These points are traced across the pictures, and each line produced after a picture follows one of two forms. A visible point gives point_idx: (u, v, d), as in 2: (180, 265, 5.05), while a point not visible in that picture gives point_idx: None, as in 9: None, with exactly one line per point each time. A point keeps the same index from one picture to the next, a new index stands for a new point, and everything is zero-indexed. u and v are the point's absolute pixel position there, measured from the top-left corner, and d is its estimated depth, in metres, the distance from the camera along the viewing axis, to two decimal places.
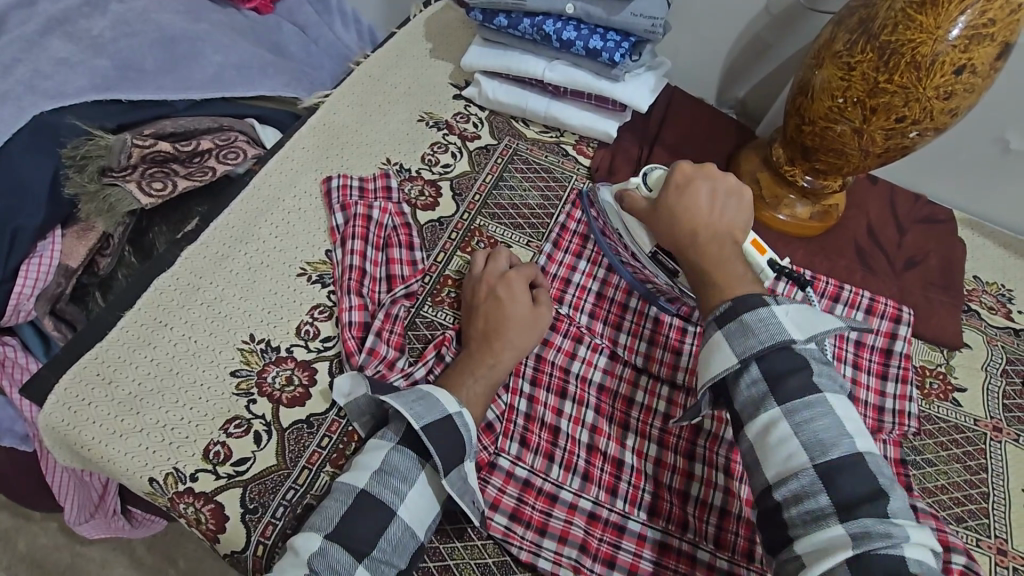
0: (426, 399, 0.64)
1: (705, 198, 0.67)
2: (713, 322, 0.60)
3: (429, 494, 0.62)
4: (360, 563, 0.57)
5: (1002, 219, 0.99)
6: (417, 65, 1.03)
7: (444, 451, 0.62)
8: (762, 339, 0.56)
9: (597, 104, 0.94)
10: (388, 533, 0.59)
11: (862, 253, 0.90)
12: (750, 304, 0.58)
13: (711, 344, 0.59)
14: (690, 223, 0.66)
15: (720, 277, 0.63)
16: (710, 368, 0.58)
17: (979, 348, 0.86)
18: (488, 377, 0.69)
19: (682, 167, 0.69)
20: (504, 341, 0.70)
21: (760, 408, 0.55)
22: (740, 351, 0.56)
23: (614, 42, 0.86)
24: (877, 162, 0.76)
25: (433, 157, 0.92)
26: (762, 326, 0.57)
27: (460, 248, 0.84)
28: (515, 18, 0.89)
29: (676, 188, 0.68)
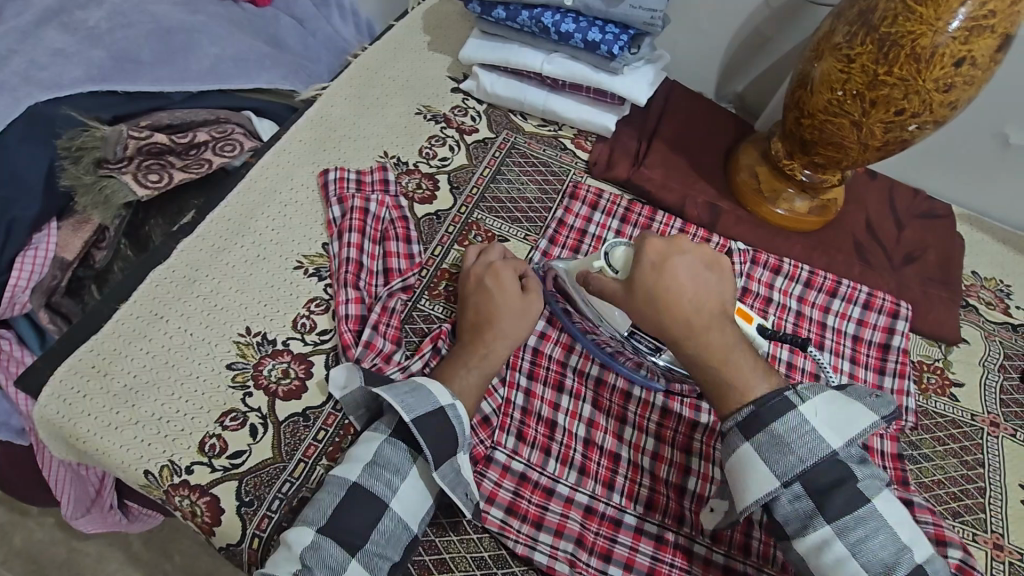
0: (418, 392, 0.64)
1: (686, 273, 0.62)
2: (738, 433, 0.58)
3: (422, 486, 0.62)
4: (352, 556, 0.57)
5: (1001, 214, 0.98)
6: (415, 58, 1.03)
7: (436, 443, 0.62)
8: (799, 455, 0.55)
9: (595, 97, 0.93)
10: (380, 525, 0.59)
11: (860, 247, 0.90)
12: (776, 411, 0.57)
13: (744, 461, 0.57)
14: (682, 313, 0.60)
15: (726, 373, 0.59)
16: (749, 491, 0.57)
17: (977, 343, 0.86)
18: (484, 370, 0.69)
19: (652, 243, 0.63)
20: (498, 333, 0.70)
21: (809, 525, 0.55)
22: (780, 472, 0.55)
23: (612, 35, 0.86)
24: (875, 156, 0.76)
25: (431, 150, 0.92)
26: (796, 437, 0.56)
27: (457, 242, 0.84)
28: (513, 10, 0.89)
29: (652, 269, 0.62)
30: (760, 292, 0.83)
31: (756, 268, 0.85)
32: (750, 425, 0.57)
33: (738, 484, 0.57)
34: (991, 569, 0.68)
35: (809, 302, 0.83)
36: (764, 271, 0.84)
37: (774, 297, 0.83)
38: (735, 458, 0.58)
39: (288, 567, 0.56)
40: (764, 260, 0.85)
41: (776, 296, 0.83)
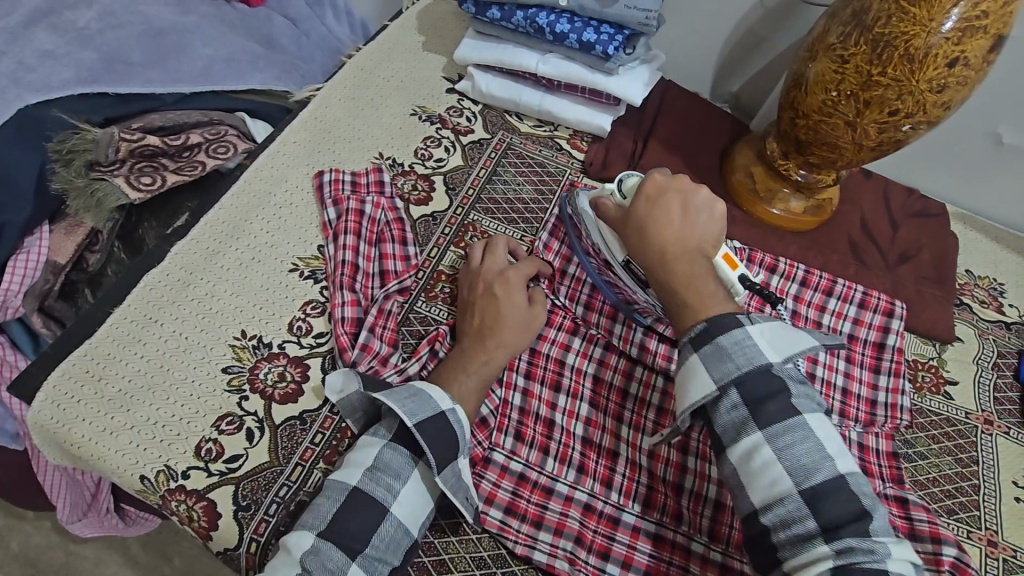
0: (418, 397, 0.63)
1: (677, 211, 0.64)
2: (687, 343, 0.59)
3: (423, 491, 0.62)
4: (352, 560, 0.56)
5: (994, 213, 0.99)
6: (409, 58, 1.02)
7: (437, 448, 0.61)
8: (738, 362, 0.56)
9: (591, 97, 0.93)
10: (381, 529, 0.58)
11: (855, 246, 0.90)
12: (724, 327, 0.57)
13: (686, 368, 0.58)
14: (659, 241, 0.63)
15: (687, 296, 0.60)
16: (689, 393, 0.58)
17: (971, 341, 0.86)
18: (482, 372, 0.69)
19: (654, 177, 0.66)
20: (500, 340, 0.70)
21: (742, 433, 0.55)
22: (719, 376, 0.56)
23: (607, 35, 0.85)
24: (870, 156, 0.76)
25: (426, 151, 0.91)
26: (738, 350, 0.56)
27: (454, 243, 0.84)
28: (508, 10, 0.89)
29: (647, 201, 0.65)
30: None
31: (752, 267, 0.85)
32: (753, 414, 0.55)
33: (680, 387, 0.59)
34: (987, 566, 0.69)
35: (805, 301, 0.84)
36: (760, 270, 0.85)
37: None
38: (681, 363, 0.59)
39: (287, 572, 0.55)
40: (760, 258, 0.85)
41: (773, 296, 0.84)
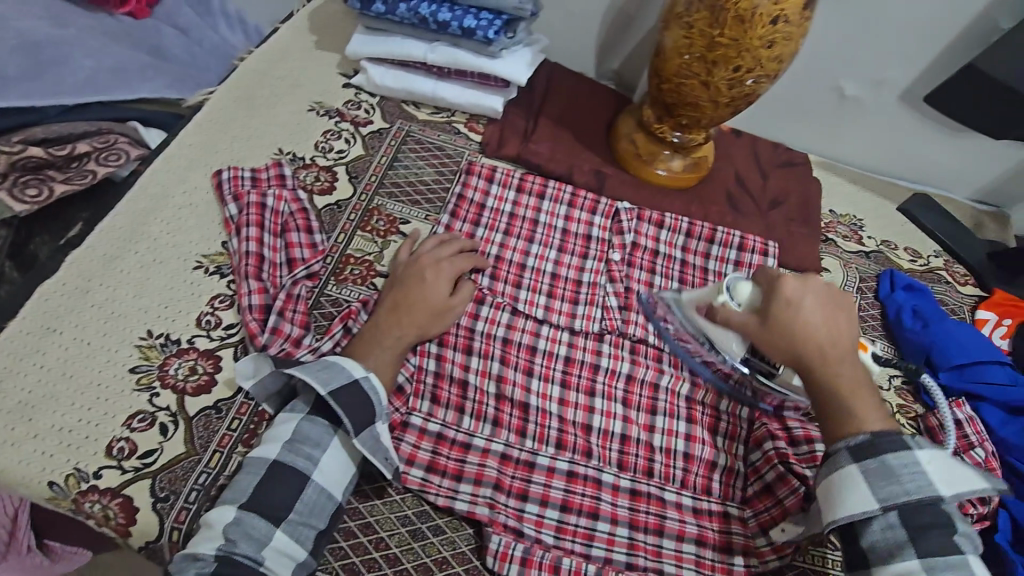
0: (330, 368, 0.66)
1: (817, 314, 0.67)
2: (844, 453, 0.60)
3: (344, 456, 0.65)
4: (277, 526, 0.59)
5: (850, 159, 1.12)
6: (303, 58, 1.05)
7: (352, 413, 0.64)
8: (905, 486, 0.57)
9: (481, 81, 0.99)
10: (304, 496, 0.61)
11: (731, 199, 1.00)
12: (892, 445, 0.58)
13: (846, 480, 0.59)
14: (817, 348, 0.65)
15: (854, 408, 0.62)
16: (845, 508, 0.58)
17: (836, 270, 0.98)
18: (398, 342, 0.72)
19: (787, 280, 0.70)
20: (417, 318, 0.74)
21: (896, 555, 0.56)
22: (882, 496, 0.57)
23: (487, 20, 0.91)
24: (727, 112, 0.85)
25: (327, 144, 0.94)
26: (909, 475, 0.57)
27: (360, 228, 0.87)
28: (392, 3, 0.93)
29: (787, 303, 0.68)
30: (648, 246, 0.92)
31: (642, 224, 0.93)
32: (873, 473, 0.58)
33: (833, 502, 0.59)
34: None
35: (691, 250, 0.93)
36: (649, 226, 0.93)
37: (661, 249, 0.92)
38: (838, 475, 0.59)
39: (211, 543, 0.57)
40: (648, 216, 0.94)
41: (663, 248, 0.92)
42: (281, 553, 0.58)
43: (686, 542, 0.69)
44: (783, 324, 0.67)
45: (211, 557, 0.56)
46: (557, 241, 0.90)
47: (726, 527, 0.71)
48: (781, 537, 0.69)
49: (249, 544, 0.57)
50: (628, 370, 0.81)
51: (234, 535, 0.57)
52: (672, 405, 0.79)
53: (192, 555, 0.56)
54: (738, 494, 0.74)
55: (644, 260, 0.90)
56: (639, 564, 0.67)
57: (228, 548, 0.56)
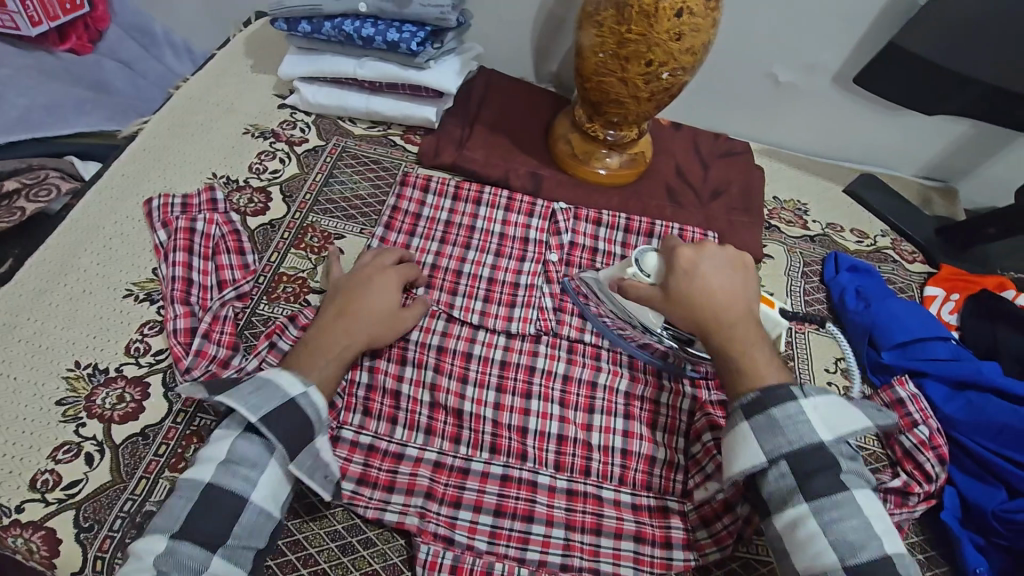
0: (264, 388, 0.62)
1: (714, 278, 0.70)
2: (737, 412, 0.62)
3: (284, 473, 0.62)
4: (214, 552, 0.56)
5: (793, 144, 1.13)
6: (240, 82, 1.06)
7: (286, 436, 0.61)
8: (788, 437, 0.59)
9: (413, 93, 1.00)
10: (242, 519, 0.58)
11: (671, 191, 1.01)
12: (780, 398, 0.61)
13: (737, 436, 0.61)
14: (715, 310, 0.67)
15: (748, 362, 0.65)
16: (738, 462, 0.60)
17: (779, 256, 0.97)
18: (343, 357, 0.70)
19: (685, 251, 0.72)
20: (364, 331, 0.72)
21: (788, 501, 0.58)
22: (768, 450, 0.59)
23: (410, 33, 0.92)
24: (651, 106, 0.86)
25: (261, 165, 0.95)
26: (791, 424, 0.59)
27: (294, 246, 0.87)
28: (316, 23, 0.94)
29: (686, 272, 0.71)
30: (586, 245, 0.91)
31: (580, 224, 0.93)
32: (760, 427, 0.60)
33: (728, 459, 0.61)
34: None
35: (632, 246, 0.92)
36: (587, 225, 0.93)
37: (600, 247, 0.92)
38: (732, 432, 0.62)
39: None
40: (586, 215, 0.93)
41: (602, 246, 0.92)
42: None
43: (624, 540, 0.68)
44: (683, 292, 0.69)
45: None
46: (493, 246, 0.90)
47: (665, 521, 0.71)
48: (702, 495, 0.70)
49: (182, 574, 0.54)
50: (565, 370, 0.80)
51: (167, 566, 0.54)
52: (610, 402, 0.78)
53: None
54: (678, 487, 0.73)
55: (583, 259, 0.90)
56: (575, 564, 0.66)
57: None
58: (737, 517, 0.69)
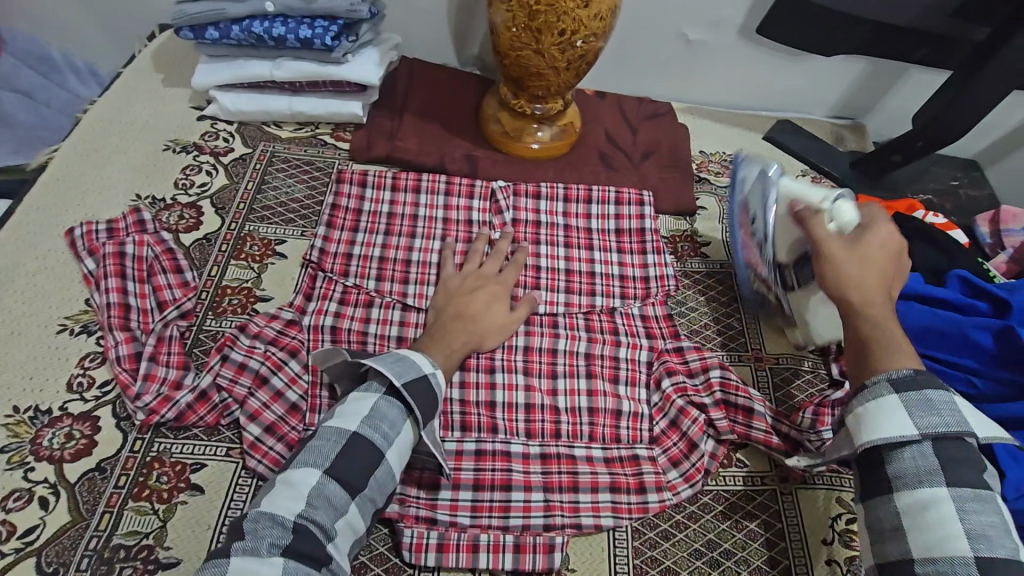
0: (402, 361, 0.66)
1: (892, 262, 0.67)
2: (890, 383, 0.58)
3: (412, 440, 0.64)
4: (353, 499, 0.58)
5: (711, 100, 1.18)
6: (152, 98, 1.01)
7: (424, 406, 0.65)
8: (943, 418, 0.56)
9: (335, 89, 0.99)
10: (376, 474, 0.60)
11: (604, 158, 1.04)
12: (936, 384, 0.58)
13: (886, 406, 0.57)
14: (881, 284, 0.65)
15: (894, 341, 0.62)
16: (883, 431, 0.57)
17: (713, 206, 1.02)
18: (464, 348, 0.75)
19: (882, 228, 0.70)
20: (483, 325, 0.77)
21: (923, 482, 0.54)
22: (923, 425, 0.56)
23: (322, 28, 0.91)
24: (570, 77, 0.89)
25: (187, 180, 0.92)
26: (946, 408, 0.57)
27: (234, 258, 0.85)
28: (223, 27, 0.92)
29: (868, 244, 0.68)
30: (529, 219, 0.93)
31: (520, 199, 0.94)
32: (913, 404, 0.56)
33: (871, 425, 0.58)
34: (759, 379, 0.83)
35: (573, 214, 0.95)
36: (527, 200, 0.94)
37: (542, 219, 0.93)
38: (876, 402, 0.58)
39: (289, 505, 0.55)
40: (524, 190, 0.95)
41: (544, 217, 0.94)
42: (350, 526, 0.58)
43: (601, 492, 0.71)
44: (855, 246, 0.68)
45: (292, 518, 0.55)
46: (438, 231, 0.91)
47: (637, 468, 0.73)
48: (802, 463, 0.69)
49: (326, 513, 0.56)
50: (525, 342, 0.82)
51: (315, 500, 0.56)
52: (572, 364, 0.80)
53: (273, 517, 0.54)
54: (646, 435, 0.76)
55: (528, 233, 0.92)
56: (558, 523, 0.68)
57: (309, 514, 0.55)
58: (701, 453, 0.74)
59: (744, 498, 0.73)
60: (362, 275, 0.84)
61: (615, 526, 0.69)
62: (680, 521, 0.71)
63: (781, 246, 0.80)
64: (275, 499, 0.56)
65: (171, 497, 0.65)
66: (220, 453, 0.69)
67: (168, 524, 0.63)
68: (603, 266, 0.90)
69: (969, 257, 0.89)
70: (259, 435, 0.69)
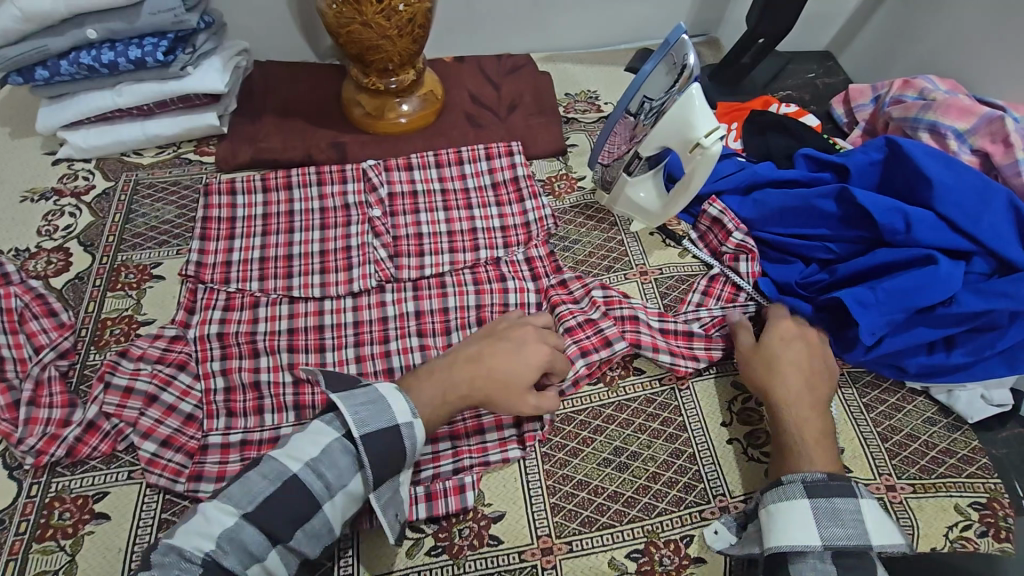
0: (376, 403, 0.63)
1: (789, 357, 0.71)
2: (802, 486, 0.61)
3: (360, 494, 0.62)
4: (274, 544, 0.57)
5: (569, 44, 1.21)
6: (0, 152, 0.99)
7: (380, 461, 0.61)
8: (847, 530, 0.59)
9: (186, 105, 0.98)
10: (306, 524, 0.58)
11: (471, 118, 1.05)
12: (842, 491, 0.61)
13: (797, 513, 0.60)
14: (781, 380, 0.70)
15: (803, 439, 0.66)
16: (788, 540, 0.59)
17: (584, 142, 1.04)
18: (459, 399, 0.68)
19: (785, 332, 0.74)
20: (493, 380, 0.68)
21: None
22: (825, 536, 0.59)
23: (152, 45, 0.90)
24: (408, 42, 0.91)
25: (50, 226, 0.90)
26: (849, 517, 0.60)
27: (109, 290, 0.84)
28: (52, 64, 0.90)
29: (762, 353, 0.73)
30: (405, 190, 0.94)
31: (392, 173, 0.95)
32: (821, 513, 0.60)
33: (776, 529, 0.60)
34: (646, 292, 0.87)
35: (447, 177, 0.96)
36: (399, 172, 0.95)
37: (418, 188, 0.95)
38: (788, 503, 0.61)
39: (201, 541, 0.55)
40: (395, 164, 0.96)
41: (419, 186, 0.95)
42: (266, 572, 0.57)
43: (506, 429, 0.73)
44: (750, 354, 0.73)
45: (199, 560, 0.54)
46: (316, 222, 0.91)
47: None
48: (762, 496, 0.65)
49: (238, 559, 0.56)
50: (415, 307, 0.84)
51: (226, 544, 0.55)
52: (463, 317, 0.83)
53: (182, 552, 0.55)
54: None
55: (405, 205, 0.93)
56: (466, 465, 0.70)
57: (218, 556, 0.55)
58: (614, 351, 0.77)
59: (645, 403, 0.77)
60: (243, 278, 0.84)
61: (524, 456, 0.72)
62: (586, 437, 0.74)
63: (650, 136, 0.81)
64: (188, 534, 0.56)
65: (77, 530, 0.65)
66: (122, 477, 0.68)
67: (78, 556, 0.63)
68: (484, 221, 0.92)
69: (818, 136, 0.95)
70: (156, 450, 0.69)
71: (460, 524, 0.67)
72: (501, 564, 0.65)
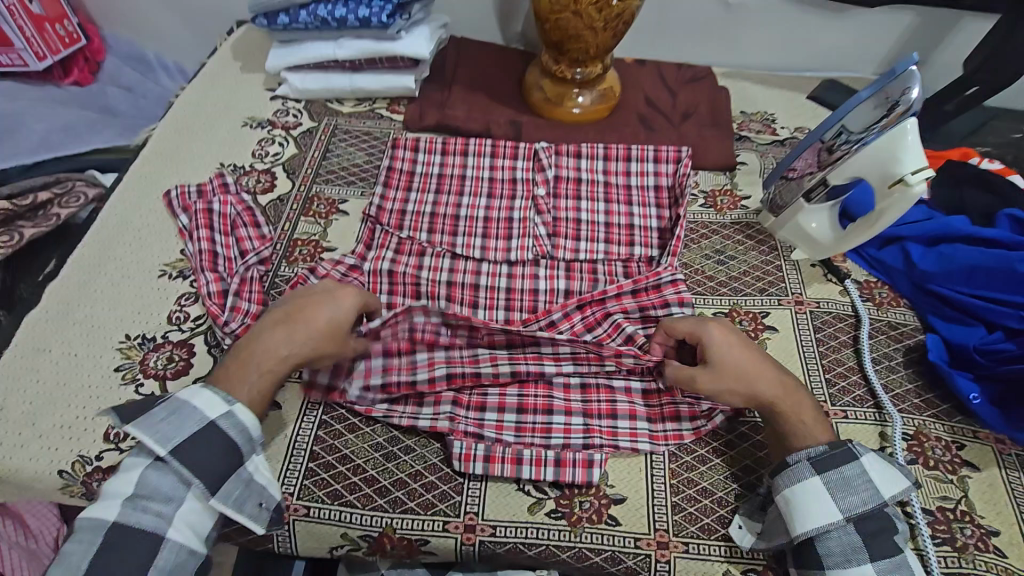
0: (179, 413, 0.62)
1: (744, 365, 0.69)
2: (806, 466, 0.64)
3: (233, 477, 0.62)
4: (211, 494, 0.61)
5: (750, 63, 1.19)
6: (232, 81, 1.14)
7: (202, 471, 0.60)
8: (862, 496, 0.62)
9: (391, 65, 1.08)
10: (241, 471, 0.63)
11: (643, 119, 1.07)
12: (845, 458, 0.64)
13: (811, 494, 0.62)
14: (761, 386, 0.68)
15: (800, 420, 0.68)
16: (814, 520, 0.62)
17: (754, 161, 1.03)
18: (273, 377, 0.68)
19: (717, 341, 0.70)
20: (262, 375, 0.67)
21: (852, 560, 0.60)
22: (844, 507, 0.62)
23: (378, 7, 1.00)
24: (608, 37, 0.96)
25: (262, 150, 1.03)
26: (859, 481, 0.63)
27: (303, 215, 0.95)
28: (293, 12, 1.03)
29: (723, 360, 0.69)
30: (570, 176, 0.97)
31: (562, 158, 0.98)
32: (835, 485, 0.63)
33: (800, 515, 0.62)
34: (798, 321, 0.84)
35: (613, 171, 0.97)
36: (568, 159, 0.98)
37: (583, 176, 0.97)
38: (801, 485, 0.63)
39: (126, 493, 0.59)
40: (566, 149, 0.98)
41: (585, 174, 0.97)
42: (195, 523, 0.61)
43: (639, 421, 0.75)
44: (726, 367, 0.68)
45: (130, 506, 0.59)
46: (485, 189, 0.96)
47: (672, 399, 0.75)
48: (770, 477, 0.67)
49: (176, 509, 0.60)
50: (565, 286, 0.88)
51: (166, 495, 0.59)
52: None
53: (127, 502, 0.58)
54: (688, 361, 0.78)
55: (568, 190, 0.96)
56: (596, 443, 0.72)
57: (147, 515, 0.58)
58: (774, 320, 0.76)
59: None
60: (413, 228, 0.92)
61: (652, 451, 0.73)
62: (717, 448, 0.73)
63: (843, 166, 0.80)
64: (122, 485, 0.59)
65: None
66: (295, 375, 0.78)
67: None
68: (642, 218, 0.94)
69: None
70: None
71: (582, 496, 0.70)
72: (616, 544, 0.66)
